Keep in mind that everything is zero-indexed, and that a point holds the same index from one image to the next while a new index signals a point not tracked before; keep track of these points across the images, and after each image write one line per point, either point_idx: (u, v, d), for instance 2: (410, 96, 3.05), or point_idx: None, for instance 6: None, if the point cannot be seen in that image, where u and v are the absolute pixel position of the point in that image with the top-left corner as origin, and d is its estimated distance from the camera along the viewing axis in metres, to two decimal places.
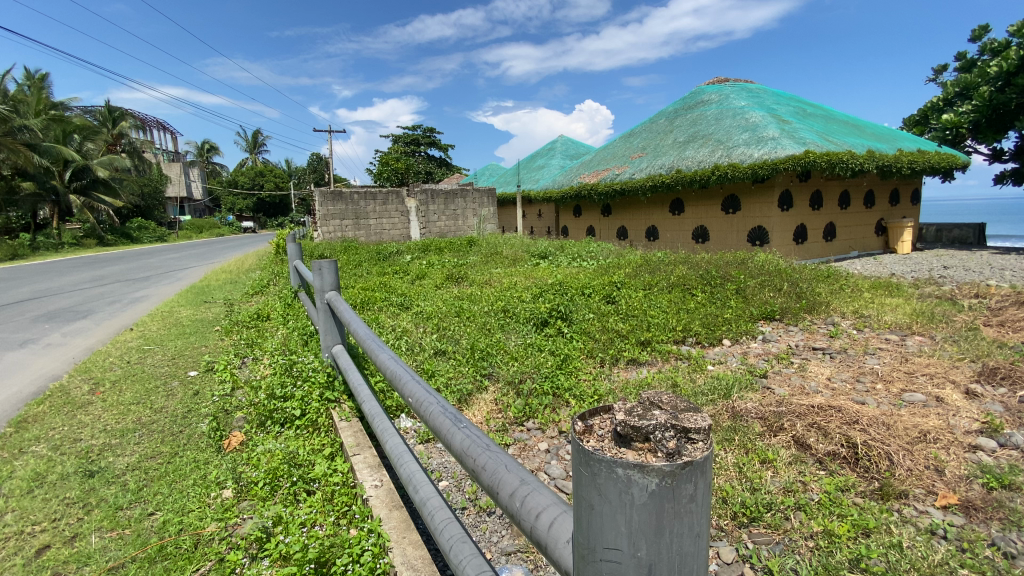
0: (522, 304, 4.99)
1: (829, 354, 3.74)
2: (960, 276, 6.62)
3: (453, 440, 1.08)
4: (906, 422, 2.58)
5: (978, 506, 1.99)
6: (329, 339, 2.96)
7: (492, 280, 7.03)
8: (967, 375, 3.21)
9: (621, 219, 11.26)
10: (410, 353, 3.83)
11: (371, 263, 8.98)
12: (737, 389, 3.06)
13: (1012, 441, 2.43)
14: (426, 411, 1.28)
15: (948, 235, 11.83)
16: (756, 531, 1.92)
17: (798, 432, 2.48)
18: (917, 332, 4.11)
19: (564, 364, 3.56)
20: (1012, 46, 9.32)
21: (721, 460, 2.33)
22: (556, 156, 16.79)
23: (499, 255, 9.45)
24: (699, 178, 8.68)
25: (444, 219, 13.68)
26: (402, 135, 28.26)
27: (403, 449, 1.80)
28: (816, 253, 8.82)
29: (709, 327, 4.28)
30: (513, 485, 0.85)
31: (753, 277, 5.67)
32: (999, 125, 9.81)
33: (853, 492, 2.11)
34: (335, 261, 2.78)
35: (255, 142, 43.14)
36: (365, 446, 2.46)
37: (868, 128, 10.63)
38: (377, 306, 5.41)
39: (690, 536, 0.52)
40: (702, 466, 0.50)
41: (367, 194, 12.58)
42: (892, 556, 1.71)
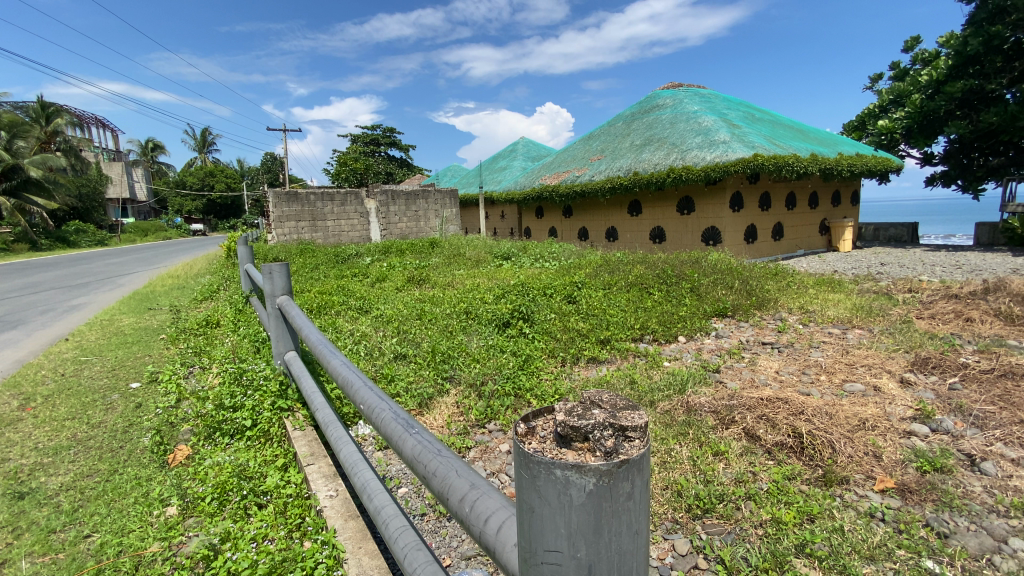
0: (485, 305, 4.99)
1: (776, 348, 3.91)
2: (895, 272, 7.08)
3: (405, 446, 1.05)
4: (847, 411, 2.72)
5: (913, 488, 2.12)
6: (281, 345, 2.85)
7: (454, 281, 7.01)
8: (903, 364, 3.43)
9: (581, 220, 11.42)
10: (369, 357, 3.75)
11: (329, 266, 8.76)
12: (691, 384, 3.15)
13: (942, 426, 2.61)
14: (377, 417, 1.25)
15: (885, 233, 12.59)
16: (709, 522, 1.98)
17: (748, 424, 2.58)
18: (857, 325, 4.36)
19: (526, 364, 3.57)
20: (941, 57, 10.03)
21: (676, 454, 2.39)
22: (518, 157, 16.92)
23: (462, 256, 9.41)
24: (655, 179, 8.91)
25: (406, 220, 13.49)
26: (361, 136, 27.77)
27: (358, 457, 1.75)
28: (765, 251, 9.21)
29: (665, 324, 4.39)
30: (463, 489, 0.83)
31: (706, 276, 5.85)
32: (928, 130, 10.35)
33: (800, 480, 2.21)
34: (287, 265, 2.70)
35: (205, 141, 41.36)
36: (319, 456, 2.39)
37: (812, 133, 11.20)
38: (335, 310, 5.28)
39: (629, 534, 0.52)
40: (639, 463, 0.50)
41: (325, 195, 12.25)
42: (834, 540, 1.80)
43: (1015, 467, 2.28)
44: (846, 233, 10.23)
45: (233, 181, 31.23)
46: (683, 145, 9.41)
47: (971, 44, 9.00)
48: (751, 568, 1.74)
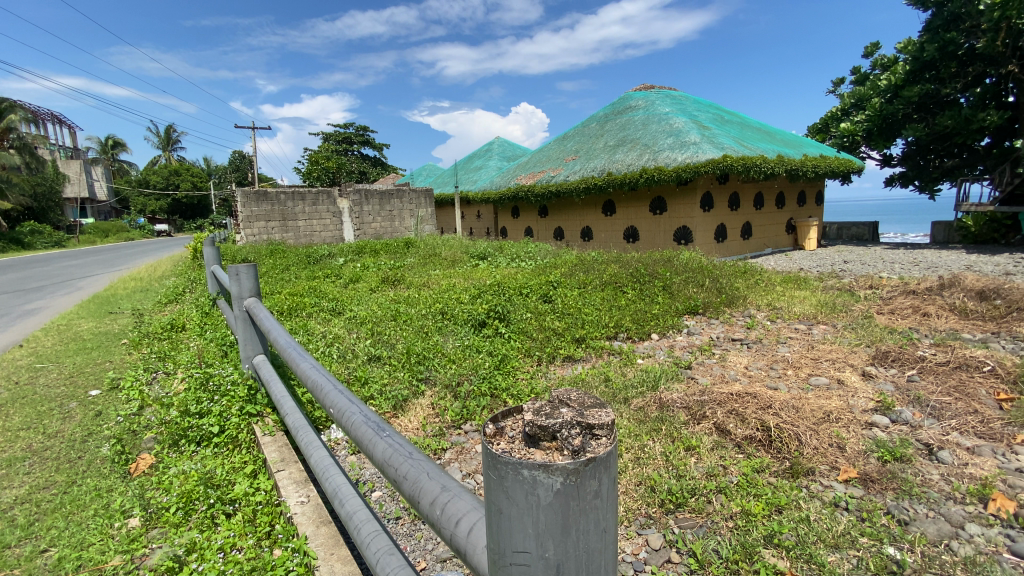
0: (461, 305, 4.96)
1: (746, 344, 4.01)
2: (857, 269, 7.35)
3: (375, 450, 1.03)
4: (813, 404, 2.80)
5: (875, 478, 2.20)
6: (249, 349, 2.77)
7: (429, 282, 6.95)
8: (865, 358, 3.55)
9: (556, 220, 11.46)
10: (342, 360, 3.69)
11: (300, 267, 8.60)
12: (663, 380, 3.20)
13: (901, 417, 2.72)
14: (348, 421, 1.22)
15: (848, 232, 13.06)
16: (681, 517, 2.02)
17: (719, 419, 2.64)
18: (822, 321, 4.50)
19: (502, 364, 3.56)
20: (899, 62, 10.45)
21: (649, 450, 2.42)
22: (493, 157, 16.91)
23: (438, 256, 9.35)
24: (629, 180, 9.02)
25: (380, 220, 13.31)
26: (333, 134, 27.31)
27: (329, 462, 1.71)
28: (734, 251, 9.43)
29: (638, 322, 4.45)
30: (434, 492, 0.82)
31: (678, 274, 5.96)
32: (887, 133, 10.78)
33: (768, 472, 2.27)
34: (255, 266, 2.63)
35: (169, 138, 39.96)
36: (290, 461, 2.33)
37: (778, 135, 11.52)
38: (306, 312, 5.17)
39: (597, 531, 0.52)
40: (606, 460, 0.50)
41: (295, 194, 11.99)
42: (801, 530, 1.86)
43: (970, 455, 2.39)
44: (811, 231, 10.57)
45: (199, 180, 30.33)
46: (655, 146, 9.56)
47: (928, 50, 9.43)
48: (721, 559, 1.78)
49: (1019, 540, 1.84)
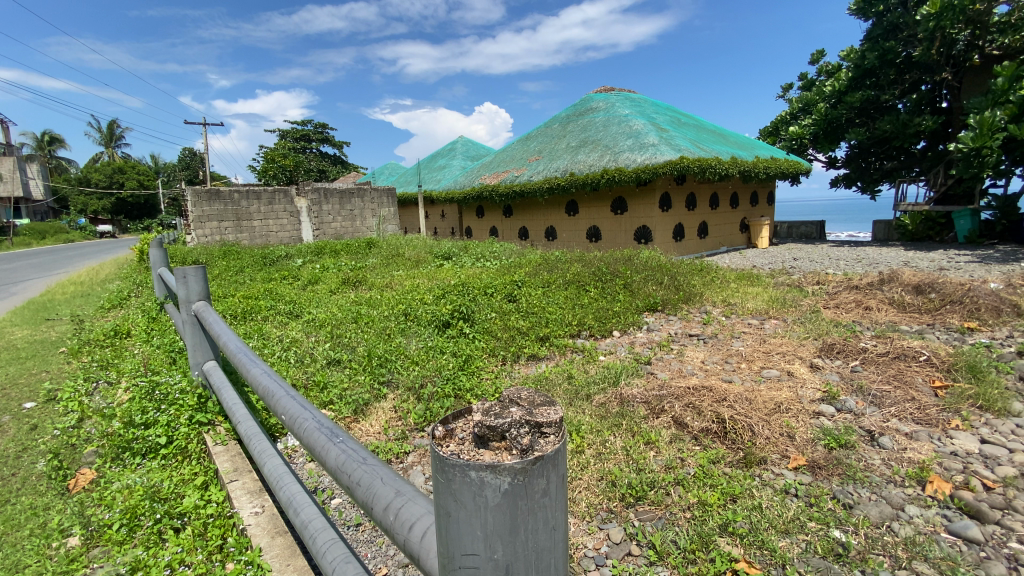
0: (424, 306, 4.90)
1: (702, 339, 4.14)
2: (805, 266, 7.71)
3: (329, 457, 1.00)
4: (765, 396, 2.91)
5: (822, 465, 2.31)
6: (198, 355, 2.65)
7: (392, 282, 6.84)
8: (812, 350, 3.73)
9: (521, 219, 11.48)
10: (300, 364, 3.58)
11: (255, 269, 8.30)
12: (624, 376, 3.27)
13: (845, 406, 2.87)
14: (300, 427, 1.18)
15: (797, 231, 13.69)
16: (641, 509, 2.06)
17: (676, 413, 2.72)
18: (773, 315, 4.69)
19: (466, 364, 3.53)
20: (843, 69, 11.03)
21: (610, 445, 2.47)
22: (457, 156, 16.82)
23: (401, 256, 9.20)
24: (590, 180, 9.14)
25: (340, 220, 13.00)
26: (291, 131, 26.50)
27: (283, 470, 1.66)
28: (692, 249, 9.72)
29: (601, 320, 4.53)
30: (388, 497, 0.80)
31: (638, 272, 6.09)
32: (832, 136, 11.32)
33: (723, 463, 2.35)
34: (204, 268, 2.52)
35: (112, 133, 37.81)
36: (243, 471, 2.24)
37: (732, 137, 11.94)
38: (262, 315, 4.99)
39: (546, 529, 0.52)
40: (554, 458, 0.50)
41: (250, 193, 11.56)
42: (754, 518, 1.93)
43: (908, 440, 2.54)
44: (763, 230, 11.01)
45: (145, 178, 28.86)
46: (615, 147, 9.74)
47: (868, 58, 10.00)
48: (680, 550, 1.83)
49: (954, 520, 1.97)
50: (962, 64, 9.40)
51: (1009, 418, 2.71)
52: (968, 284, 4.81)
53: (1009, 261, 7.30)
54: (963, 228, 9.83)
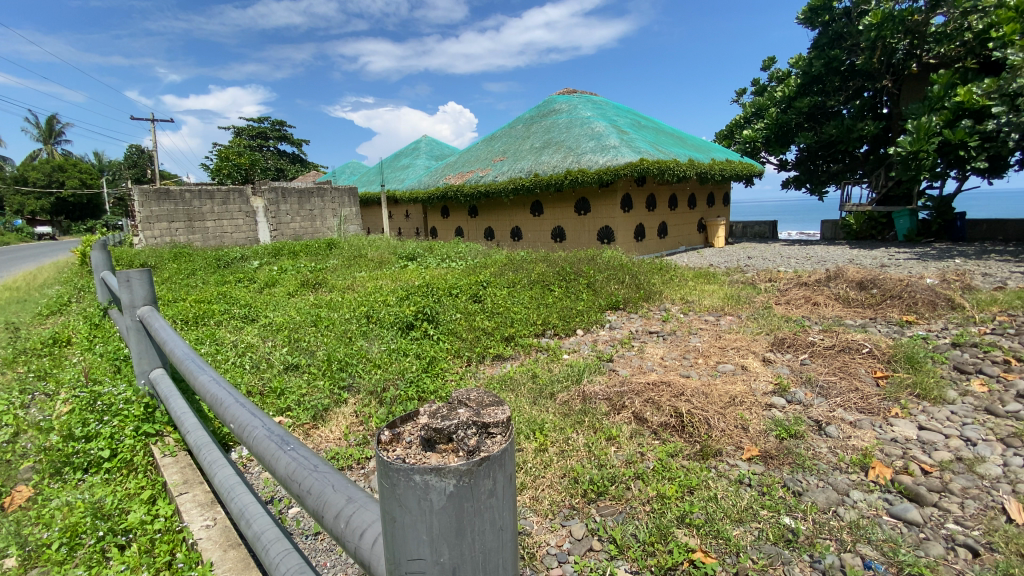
0: (386, 308, 4.81)
1: (661, 336, 4.25)
2: (758, 264, 8.02)
3: (278, 465, 0.97)
4: (721, 390, 3.02)
5: (773, 454, 2.40)
6: (144, 364, 2.52)
7: (354, 284, 6.71)
8: (765, 345, 3.88)
9: (486, 219, 11.46)
10: (256, 370, 3.46)
11: (208, 271, 7.98)
12: (587, 374, 3.32)
13: (795, 397, 3.00)
14: (249, 436, 1.14)
15: (751, 230, 14.24)
16: (602, 505, 2.10)
17: (637, 408, 2.78)
18: (729, 312, 4.87)
19: (430, 366, 3.50)
20: (792, 75, 11.53)
21: (573, 442, 2.50)
22: (420, 156, 16.64)
23: (363, 257, 9.01)
24: (555, 181, 9.22)
25: (299, 220, 12.63)
26: (246, 128, 25.61)
27: (235, 481, 1.60)
28: (652, 249, 9.95)
29: (565, 319, 4.59)
30: (339, 504, 0.79)
31: (601, 272, 6.18)
32: (783, 139, 11.83)
33: (681, 456, 2.42)
34: (149, 271, 2.40)
35: (49, 129, 35.54)
36: (194, 483, 2.15)
37: (689, 140, 12.30)
38: (216, 320, 4.80)
39: (493, 530, 0.52)
40: (500, 458, 0.51)
41: (202, 193, 11.08)
42: (710, 509, 2.00)
43: (852, 428, 2.68)
44: (720, 230, 11.39)
45: (87, 176, 27.22)
46: (578, 149, 9.86)
47: (816, 66, 10.49)
48: (639, 543, 1.87)
49: (895, 504, 2.09)
50: (901, 72, 9.98)
51: (944, 405, 2.89)
52: (907, 279, 5.11)
53: (943, 258, 7.80)
54: (903, 227, 10.46)
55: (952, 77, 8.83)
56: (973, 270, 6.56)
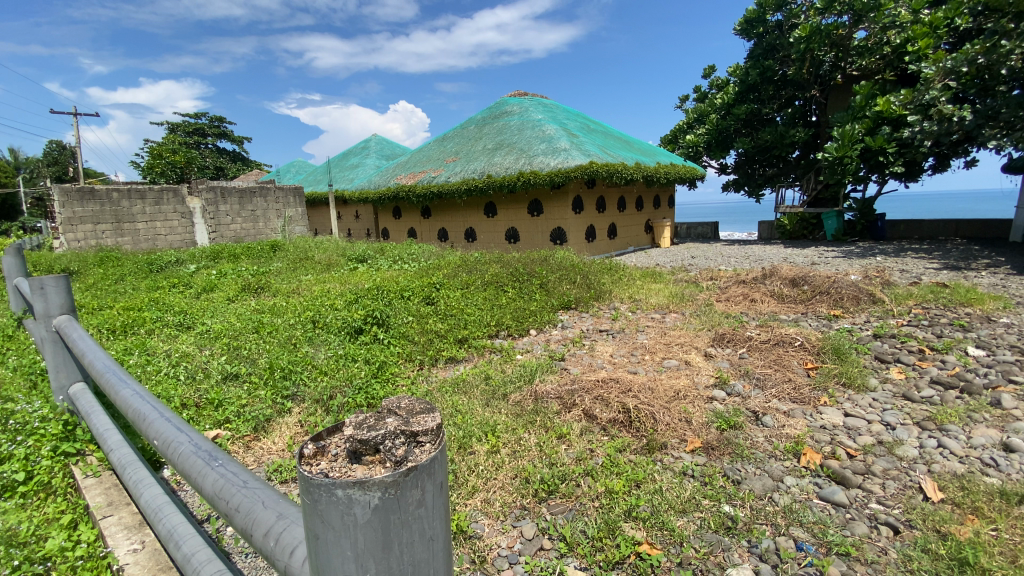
0: (333, 313, 4.65)
1: (611, 334, 4.37)
2: (702, 263, 8.36)
3: (204, 483, 0.92)
4: (666, 385, 3.13)
5: (714, 445, 2.51)
6: (62, 378, 2.32)
7: (300, 287, 6.47)
8: (707, 341, 4.05)
9: (439, 220, 11.34)
10: (191, 382, 3.26)
11: (139, 276, 7.48)
12: (539, 373, 3.35)
13: (734, 390, 3.15)
14: (174, 453, 1.08)
15: (695, 231, 14.85)
16: (553, 503, 2.12)
17: (587, 405, 2.83)
18: (673, 309, 5.05)
19: (380, 372, 3.43)
20: (731, 83, 12.12)
21: (525, 442, 2.52)
22: (370, 155, 16.27)
23: (310, 260, 8.70)
24: (507, 183, 9.25)
25: (240, 221, 12.04)
26: (181, 124, 24.22)
27: (163, 501, 1.50)
28: (603, 250, 10.18)
29: (518, 319, 4.61)
30: (269, 521, 0.75)
31: (553, 272, 6.26)
32: (723, 144, 12.40)
33: (628, 451, 2.49)
34: (68, 277, 2.21)
35: None
36: (120, 505, 2.01)
37: (636, 144, 12.67)
38: (146, 329, 4.49)
39: (423, 540, 0.52)
40: (428, 467, 0.50)
41: (132, 192, 10.35)
42: (656, 501, 2.06)
43: (786, 418, 2.84)
44: (665, 231, 11.80)
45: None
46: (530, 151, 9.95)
47: (752, 75, 11.08)
48: (588, 539, 1.91)
49: (824, 487, 2.23)
50: (828, 83, 10.71)
51: (866, 393, 3.12)
52: (833, 276, 5.48)
53: (866, 256, 8.41)
54: (831, 227, 11.15)
55: (873, 88, 9.53)
56: (892, 267, 7.13)
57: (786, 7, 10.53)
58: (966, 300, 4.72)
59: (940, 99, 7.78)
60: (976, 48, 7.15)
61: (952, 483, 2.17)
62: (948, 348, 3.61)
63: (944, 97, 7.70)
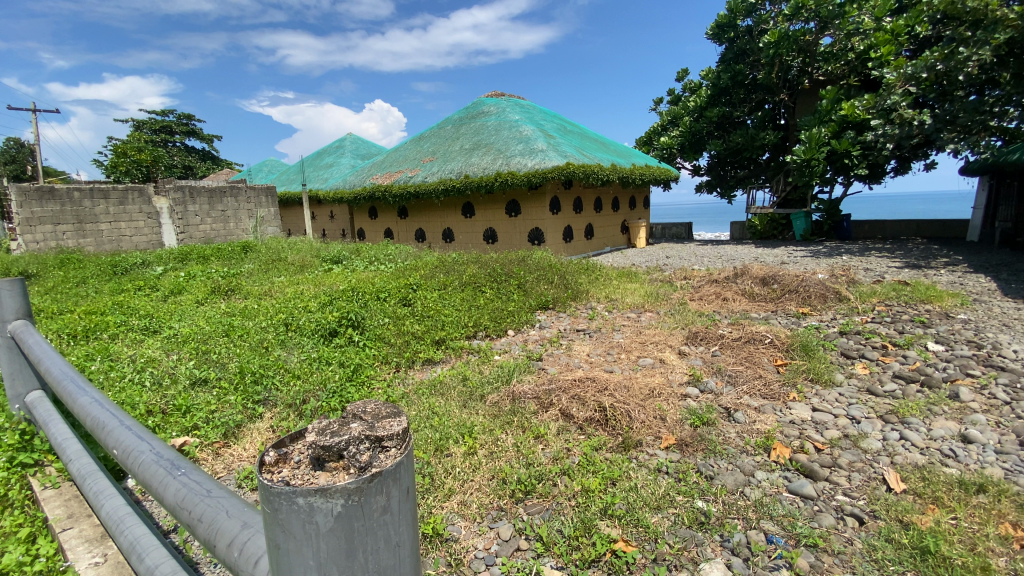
0: (307, 315, 4.56)
1: (587, 333, 4.40)
2: (677, 263, 8.49)
3: (166, 493, 0.89)
4: (641, 383, 3.17)
5: (688, 442, 2.55)
6: (17, 386, 2.22)
7: (273, 289, 6.33)
8: (681, 339, 4.12)
9: (416, 221, 11.25)
10: (157, 388, 3.15)
11: (101, 279, 7.20)
12: (516, 373, 3.36)
13: (706, 387, 3.21)
14: (134, 462, 1.04)
15: (670, 231, 15.10)
16: (530, 503, 2.12)
17: (563, 405, 2.85)
18: (648, 308, 5.12)
19: (355, 374, 3.37)
20: (704, 86, 12.35)
21: (501, 443, 2.52)
22: (345, 155, 16.05)
23: (283, 261, 8.52)
24: (485, 183, 9.23)
25: (210, 221, 11.72)
26: (147, 121, 23.42)
27: (125, 513, 1.45)
28: (580, 250, 10.26)
29: (496, 320, 4.61)
30: (232, 532, 0.73)
31: (530, 272, 6.28)
32: (696, 146, 12.63)
33: (604, 449, 2.51)
34: (24, 280, 2.13)
35: None
36: (81, 517, 1.93)
37: (612, 145, 12.81)
38: (110, 333, 4.33)
39: (388, 547, 0.51)
40: (394, 472, 0.49)
41: (94, 191, 9.96)
42: (631, 499, 2.09)
43: (756, 413, 2.91)
44: (641, 231, 11.95)
45: None
46: (507, 152, 9.96)
47: (724, 78, 11.31)
48: (564, 538, 1.92)
49: (793, 480, 2.29)
50: (796, 87, 11.01)
51: (833, 388, 3.22)
52: (802, 275, 5.64)
53: (833, 255, 8.67)
54: (800, 228, 11.46)
55: (838, 93, 9.84)
56: (857, 266, 7.37)
57: (755, 12, 10.77)
58: (926, 297, 4.92)
59: (901, 104, 8.07)
60: (935, 56, 7.39)
61: (914, 474, 2.26)
62: (910, 344, 3.76)
63: (904, 102, 8.00)
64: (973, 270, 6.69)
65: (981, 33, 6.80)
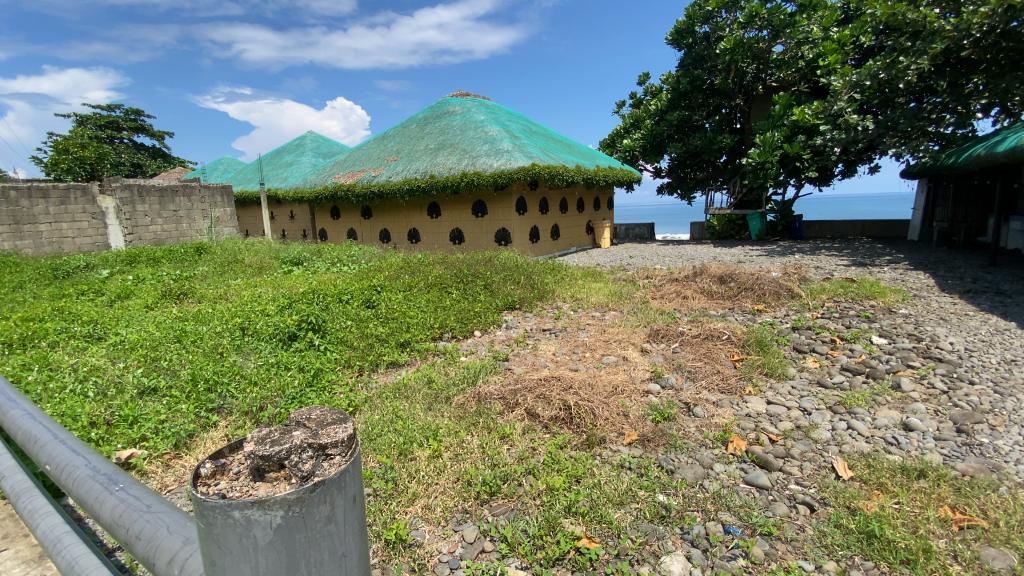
0: (264, 319, 4.41)
1: (553, 333, 4.43)
2: (639, 263, 8.67)
3: (102, 510, 0.84)
4: (605, 380, 3.22)
5: (650, 437, 2.61)
6: None
7: (229, 292, 6.10)
8: (643, 336, 4.21)
9: (380, 221, 11.06)
10: (101, 399, 2.98)
11: (40, 284, 6.74)
12: (482, 374, 3.35)
13: (668, 383, 3.29)
14: (68, 478, 0.98)
15: (634, 232, 15.39)
16: (495, 504, 2.12)
17: (529, 404, 2.86)
18: (612, 307, 5.20)
19: (316, 380, 3.28)
20: (664, 90, 12.65)
21: (467, 444, 2.51)
22: (305, 154, 15.63)
23: (240, 263, 8.20)
24: (450, 184, 9.16)
25: (160, 222, 11.18)
26: (89, 116, 22.11)
27: (62, 532, 1.36)
28: (546, 250, 10.33)
29: (462, 321, 4.58)
30: (174, 547, 0.70)
31: (497, 273, 6.27)
32: (657, 148, 12.91)
33: (569, 447, 2.53)
34: None
35: None
36: (17, 537, 1.80)
37: (577, 147, 12.96)
38: (49, 341, 4.06)
39: (333, 556, 0.49)
40: (337, 481, 0.48)
41: (31, 190, 9.32)
42: (595, 496, 2.11)
43: (715, 407, 3.00)
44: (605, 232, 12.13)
45: None
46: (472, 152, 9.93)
47: (683, 82, 11.62)
48: (530, 538, 1.92)
49: (749, 472, 2.37)
50: (750, 92, 11.44)
51: (786, 380, 3.36)
52: (757, 273, 5.85)
53: (787, 254, 9.03)
54: (755, 228, 11.90)
55: (790, 99, 10.26)
56: (808, 264, 7.70)
57: (712, 19, 11.10)
58: (871, 293, 5.19)
59: (847, 110, 8.49)
60: (877, 65, 7.79)
61: (860, 462, 2.38)
62: (856, 338, 3.95)
63: (849, 108, 8.41)
64: (913, 268, 7.08)
65: (920, 44, 7.21)
